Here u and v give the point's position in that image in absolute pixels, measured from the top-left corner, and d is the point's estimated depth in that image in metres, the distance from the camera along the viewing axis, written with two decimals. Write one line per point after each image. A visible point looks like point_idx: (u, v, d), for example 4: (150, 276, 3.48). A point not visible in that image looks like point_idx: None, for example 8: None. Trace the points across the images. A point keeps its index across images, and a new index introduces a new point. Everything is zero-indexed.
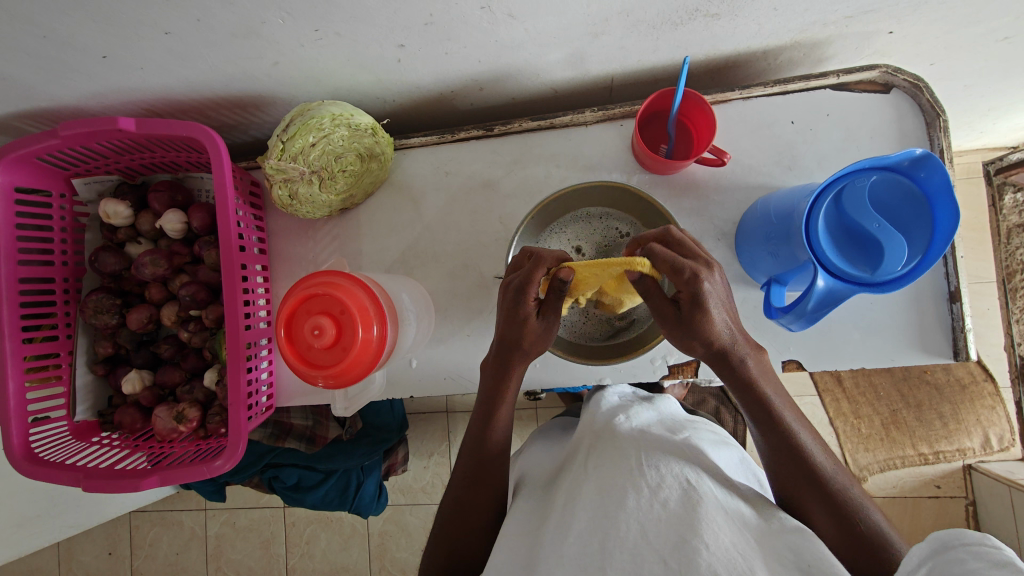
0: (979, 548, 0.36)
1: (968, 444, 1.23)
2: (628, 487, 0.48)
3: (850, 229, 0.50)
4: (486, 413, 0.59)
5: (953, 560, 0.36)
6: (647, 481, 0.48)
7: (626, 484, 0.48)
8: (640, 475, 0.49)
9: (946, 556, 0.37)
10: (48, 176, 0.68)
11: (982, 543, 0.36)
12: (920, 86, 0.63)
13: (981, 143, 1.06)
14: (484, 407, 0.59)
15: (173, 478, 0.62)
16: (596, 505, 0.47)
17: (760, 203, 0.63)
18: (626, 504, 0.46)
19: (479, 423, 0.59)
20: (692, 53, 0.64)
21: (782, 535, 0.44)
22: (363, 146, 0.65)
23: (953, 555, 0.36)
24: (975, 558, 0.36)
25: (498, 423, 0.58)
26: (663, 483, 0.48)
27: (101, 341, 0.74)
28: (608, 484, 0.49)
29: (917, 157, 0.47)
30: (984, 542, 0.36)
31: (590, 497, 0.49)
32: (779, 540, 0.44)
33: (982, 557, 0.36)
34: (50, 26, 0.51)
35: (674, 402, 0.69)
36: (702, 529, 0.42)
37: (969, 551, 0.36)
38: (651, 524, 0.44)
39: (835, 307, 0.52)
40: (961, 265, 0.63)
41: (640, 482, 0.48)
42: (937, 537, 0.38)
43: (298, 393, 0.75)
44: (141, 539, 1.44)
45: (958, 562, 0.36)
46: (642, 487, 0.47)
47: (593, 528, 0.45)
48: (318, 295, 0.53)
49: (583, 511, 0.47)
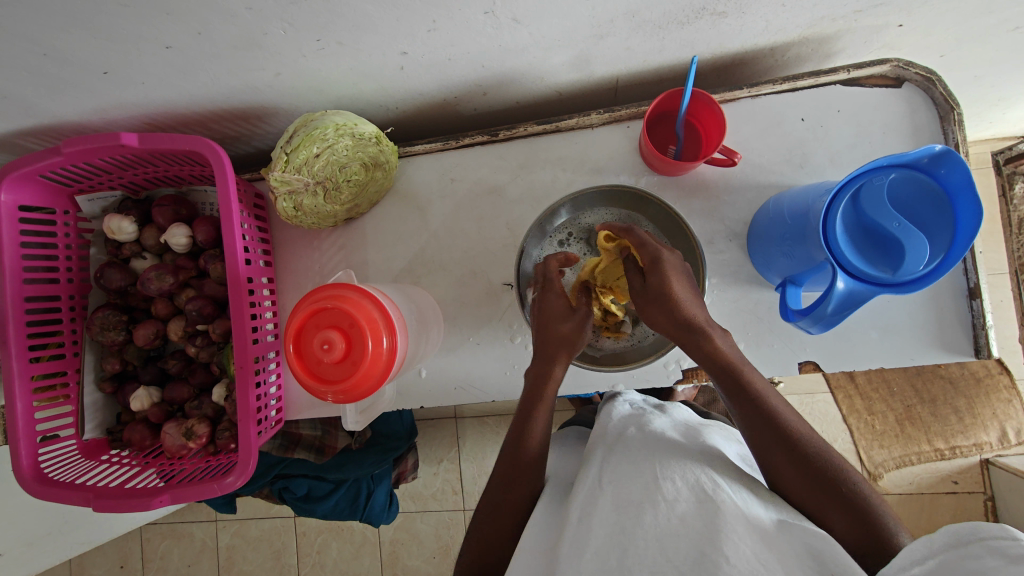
0: (998, 542, 0.36)
1: (985, 439, 1.20)
2: (643, 502, 0.47)
3: (868, 229, 0.48)
4: (524, 413, 0.58)
5: (971, 555, 0.36)
6: (663, 496, 0.47)
7: (642, 500, 0.47)
8: (656, 487, 0.48)
9: (965, 551, 0.37)
10: (51, 194, 0.68)
11: (999, 536, 0.36)
12: (933, 79, 0.62)
13: (990, 134, 1.04)
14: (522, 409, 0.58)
15: (185, 495, 0.61)
16: (613, 520, 0.47)
17: (772, 202, 0.61)
18: (643, 520, 0.45)
19: (517, 425, 0.58)
20: (700, 52, 0.63)
21: (800, 539, 0.43)
22: (368, 155, 0.64)
23: (970, 550, 0.36)
24: (991, 554, 0.36)
25: (536, 423, 0.57)
26: (679, 497, 0.47)
27: (108, 358, 0.74)
28: (623, 498, 0.48)
29: (937, 153, 0.45)
30: (1004, 535, 0.36)
31: (606, 510, 0.48)
32: (800, 544, 0.43)
33: (1000, 553, 0.35)
34: (50, 43, 0.50)
35: (687, 408, 0.68)
36: (722, 541, 0.41)
37: (989, 547, 0.36)
38: (670, 539, 0.43)
39: (856, 308, 0.50)
40: (980, 261, 0.62)
41: (656, 497, 0.47)
42: (951, 530, 0.38)
43: (308, 406, 0.74)
44: (152, 552, 1.43)
45: (977, 558, 0.36)
46: (658, 503, 0.46)
47: (609, 545, 0.45)
48: (326, 309, 0.53)
49: (599, 526, 0.46)
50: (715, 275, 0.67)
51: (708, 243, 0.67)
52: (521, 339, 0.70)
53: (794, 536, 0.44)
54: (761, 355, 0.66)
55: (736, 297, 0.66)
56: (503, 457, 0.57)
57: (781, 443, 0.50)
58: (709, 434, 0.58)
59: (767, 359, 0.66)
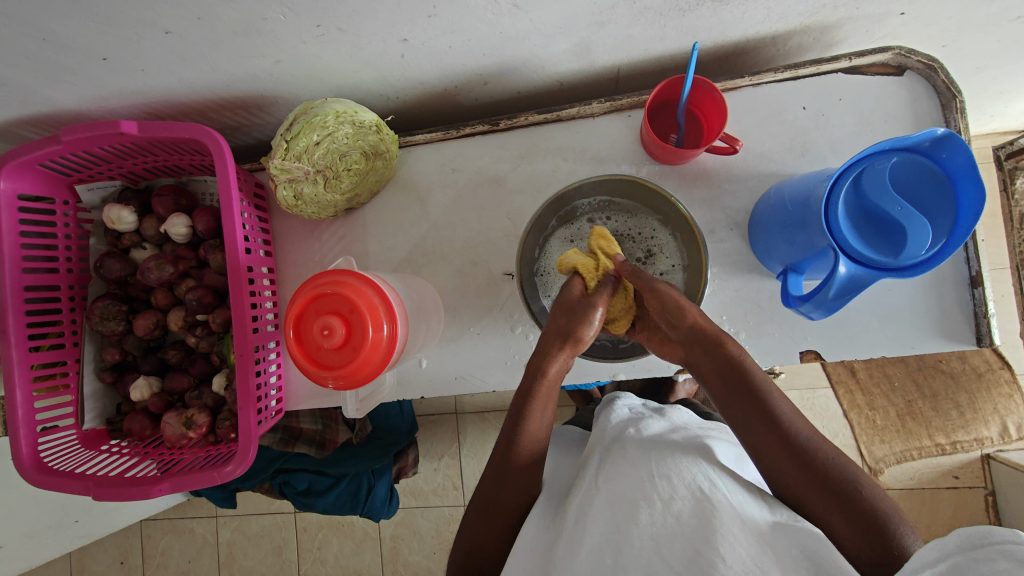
0: (1010, 546, 0.34)
1: (986, 433, 1.20)
2: (638, 500, 0.47)
3: (871, 212, 0.48)
4: (515, 414, 0.54)
5: (980, 559, 0.34)
6: (658, 494, 0.47)
7: (637, 497, 0.47)
8: (651, 485, 0.48)
9: (972, 555, 0.34)
10: (50, 183, 0.68)
11: (1012, 541, 0.34)
12: (934, 67, 0.62)
13: (992, 128, 1.04)
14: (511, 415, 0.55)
15: (184, 484, 0.61)
16: (608, 519, 0.46)
17: (773, 190, 0.61)
18: (638, 519, 0.45)
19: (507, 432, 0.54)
20: (701, 40, 0.63)
21: (794, 538, 0.43)
22: (368, 143, 0.64)
23: (980, 554, 0.34)
24: (1003, 558, 0.33)
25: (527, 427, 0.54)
26: (675, 496, 0.46)
27: (108, 348, 0.73)
28: (619, 496, 0.48)
29: (939, 137, 0.45)
30: (1015, 539, 0.34)
31: (601, 509, 0.48)
32: (794, 544, 0.42)
33: (1012, 557, 0.33)
34: (49, 28, 0.50)
35: (686, 411, 0.67)
36: (717, 541, 0.41)
37: (1000, 551, 0.34)
38: (666, 540, 0.43)
39: (858, 293, 0.50)
40: (982, 248, 0.61)
41: (651, 495, 0.47)
42: (962, 532, 0.36)
43: (308, 397, 0.74)
44: (152, 548, 1.43)
45: (987, 562, 0.34)
46: (654, 500, 0.46)
47: (604, 545, 0.44)
48: (327, 295, 0.52)
49: (595, 525, 0.46)
50: (716, 264, 0.67)
51: (709, 232, 0.67)
52: (521, 329, 0.70)
53: (789, 534, 0.43)
54: (762, 344, 0.66)
55: (737, 286, 0.66)
56: (495, 462, 0.54)
57: (771, 435, 0.50)
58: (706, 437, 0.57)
59: (768, 348, 0.65)
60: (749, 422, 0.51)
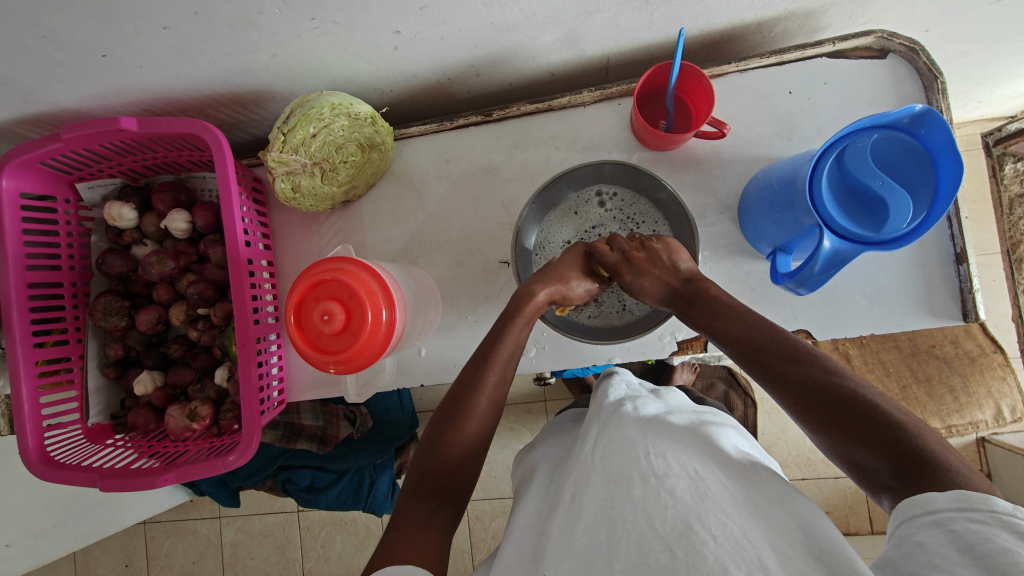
0: (1010, 517, 0.34)
1: (980, 417, 1.20)
2: (634, 477, 0.47)
3: (853, 188, 0.49)
4: (462, 397, 0.56)
5: (975, 520, 0.35)
6: (653, 471, 0.47)
7: (631, 474, 0.48)
8: (646, 463, 0.48)
9: (968, 515, 0.35)
10: (51, 181, 0.69)
11: (1013, 514, 0.34)
12: (916, 49, 0.63)
13: (980, 113, 1.05)
14: (455, 396, 0.56)
15: (188, 474, 0.62)
16: (603, 495, 0.47)
17: (761, 173, 0.63)
18: (632, 495, 0.46)
19: (455, 408, 0.55)
20: (688, 28, 0.64)
21: (792, 511, 0.44)
22: (364, 135, 0.65)
23: (976, 516, 0.35)
24: (1000, 524, 0.34)
25: (480, 397, 0.56)
26: (669, 473, 0.47)
27: (111, 344, 0.75)
28: (613, 473, 0.49)
29: (918, 114, 0.47)
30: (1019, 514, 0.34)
31: (597, 486, 0.48)
32: (790, 516, 0.43)
33: (1010, 526, 0.34)
34: (49, 25, 0.51)
35: (681, 395, 0.68)
36: (707, 518, 0.42)
37: (995, 517, 0.35)
38: (657, 512, 0.43)
39: (842, 268, 0.52)
40: (966, 226, 0.63)
41: (646, 472, 0.47)
42: (963, 494, 0.37)
43: (309, 388, 0.75)
44: (157, 549, 1.44)
45: (982, 524, 0.35)
46: (647, 477, 0.47)
47: (599, 521, 0.45)
48: (326, 282, 0.54)
49: (591, 501, 0.47)
50: (706, 247, 0.68)
51: (700, 216, 0.69)
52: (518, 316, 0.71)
53: (785, 506, 0.44)
54: None
55: (728, 269, 0.68)
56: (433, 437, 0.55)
57: (770, 360, 0.51)
58: (706, 423, 0.58)
59: None
60: (753, 364, 0.53)
